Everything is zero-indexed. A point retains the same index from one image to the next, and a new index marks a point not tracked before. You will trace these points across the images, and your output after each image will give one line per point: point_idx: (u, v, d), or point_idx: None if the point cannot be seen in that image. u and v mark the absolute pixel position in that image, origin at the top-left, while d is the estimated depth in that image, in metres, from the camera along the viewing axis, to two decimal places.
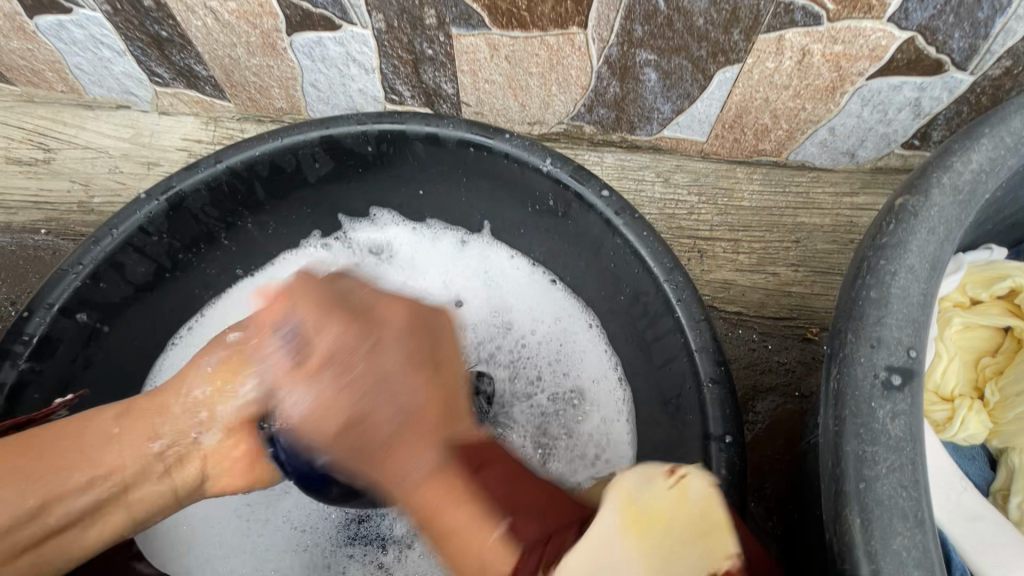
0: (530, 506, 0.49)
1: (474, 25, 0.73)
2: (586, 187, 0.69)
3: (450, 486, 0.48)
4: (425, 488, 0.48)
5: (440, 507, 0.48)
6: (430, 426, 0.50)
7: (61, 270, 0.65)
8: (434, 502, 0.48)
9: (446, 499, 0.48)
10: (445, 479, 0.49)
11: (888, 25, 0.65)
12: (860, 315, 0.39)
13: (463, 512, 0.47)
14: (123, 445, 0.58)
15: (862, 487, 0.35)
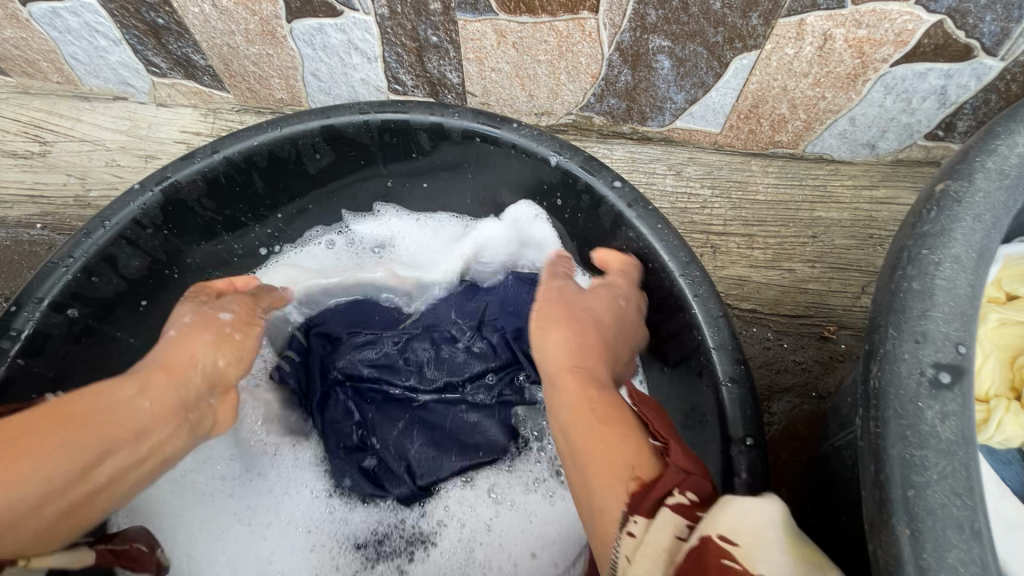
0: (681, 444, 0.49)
1: (480, 10, 0.70)
2: (597, 177, 0.66)
3: (610, 410, 0.51)
4: (583, 401, 0.52)
5: (581, 423, 0.50)
6: (593, 364, 0.57)
7: (52, 263, 0.63)
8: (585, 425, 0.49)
9: (589, 417, 0.50)
10: (612, 409, 0.51)
11: (915, 8, 0.62)
12: (902, 307, 0.37)
13: (619, 440, 0.48)
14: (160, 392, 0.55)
15: (910, 495, 0.32)
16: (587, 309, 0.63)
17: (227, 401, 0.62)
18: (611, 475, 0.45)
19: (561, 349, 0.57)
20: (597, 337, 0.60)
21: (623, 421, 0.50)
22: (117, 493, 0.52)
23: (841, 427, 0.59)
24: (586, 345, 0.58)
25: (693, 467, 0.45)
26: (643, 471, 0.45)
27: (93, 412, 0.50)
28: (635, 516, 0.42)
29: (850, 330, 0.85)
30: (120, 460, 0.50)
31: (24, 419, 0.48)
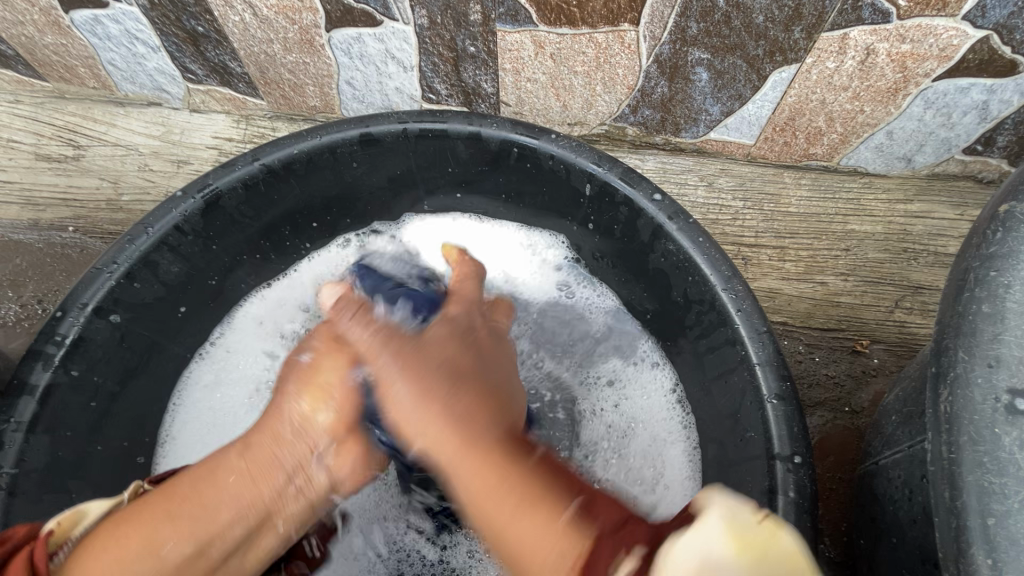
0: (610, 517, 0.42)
1: (520, 21, 0.70)
2: (637, 190, 0.65)
3: (496, 481, 0.44)
4: (485, 490, 0.44)
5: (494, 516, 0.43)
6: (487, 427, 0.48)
7: (95, 269, 0.63)
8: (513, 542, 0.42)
9: (491, 493, 0.43)
10: (510, 474, 0.44)
11: (962, 23, 0.62)
12: (972, 331, 0.36)
13: (522, 521, 0.42)
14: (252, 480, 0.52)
15: (990, 523, 0.32)
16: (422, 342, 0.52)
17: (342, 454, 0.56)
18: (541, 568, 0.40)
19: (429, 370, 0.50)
20: (446, 371, 0.50)
21: (542, 497, 0.42)
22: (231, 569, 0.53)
23: (886, 445, 0.59)
24: (449, 366, 0.50)
25: (625, 518, 0.42)
26: (578, 548, 0.40)
27: (199, 486, 0.51)
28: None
29: (883, 344, 0.84)
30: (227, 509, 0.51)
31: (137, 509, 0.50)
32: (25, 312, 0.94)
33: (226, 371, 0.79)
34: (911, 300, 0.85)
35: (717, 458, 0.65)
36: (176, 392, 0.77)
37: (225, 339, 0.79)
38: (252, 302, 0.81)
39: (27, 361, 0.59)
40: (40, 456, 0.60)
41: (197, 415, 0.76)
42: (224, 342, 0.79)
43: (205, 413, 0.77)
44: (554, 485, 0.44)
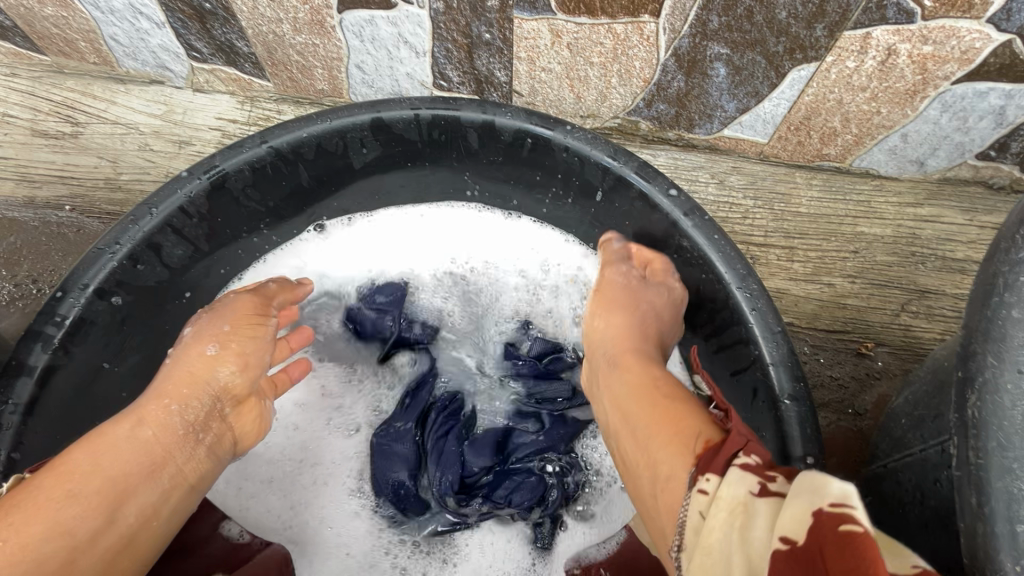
0: (670, 409, 0.50)
1: (539, 9, 0.69)
2: (652, 184, 0.64)
3: (639, 389, 0.54)
4: (616, 382, 0.57)
5: (647, 416, 0.50)
6: (650, 351, 0.60)
7: (96, 249, 0.61)
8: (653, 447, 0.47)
9: (650, 397, 0.52)
10: (672, 393, 0.52)
11: (986, 26, 0.61)
12: (1003, 336, 0.36)
13: (664, 412, 0.49)
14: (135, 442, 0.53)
15: (1018, 530, 0.32)
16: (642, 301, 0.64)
17: (243, 413, 0.62)
18: (676, 448, 0.45)
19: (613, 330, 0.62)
20: (644, 337, 0.62)
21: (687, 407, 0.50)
22: (152, 531, 0.53)
23: (894, 448, 0.59)
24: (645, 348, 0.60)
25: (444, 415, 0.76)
26: (708, 436, 0.45)
27: (97, 454, 0.51)
28: (706, 474, 0.41)
29: (887, 348, 0.84)
30: (139, 496, 0.51)
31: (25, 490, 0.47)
32: (19, 291, 0.92)
33: None
34: (917, 304, 0.85)
35: None
36: None
37: None
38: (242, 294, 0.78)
39: (25, 342, 0.58)
40: (37, 440, 0.58)
41: None
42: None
43: None
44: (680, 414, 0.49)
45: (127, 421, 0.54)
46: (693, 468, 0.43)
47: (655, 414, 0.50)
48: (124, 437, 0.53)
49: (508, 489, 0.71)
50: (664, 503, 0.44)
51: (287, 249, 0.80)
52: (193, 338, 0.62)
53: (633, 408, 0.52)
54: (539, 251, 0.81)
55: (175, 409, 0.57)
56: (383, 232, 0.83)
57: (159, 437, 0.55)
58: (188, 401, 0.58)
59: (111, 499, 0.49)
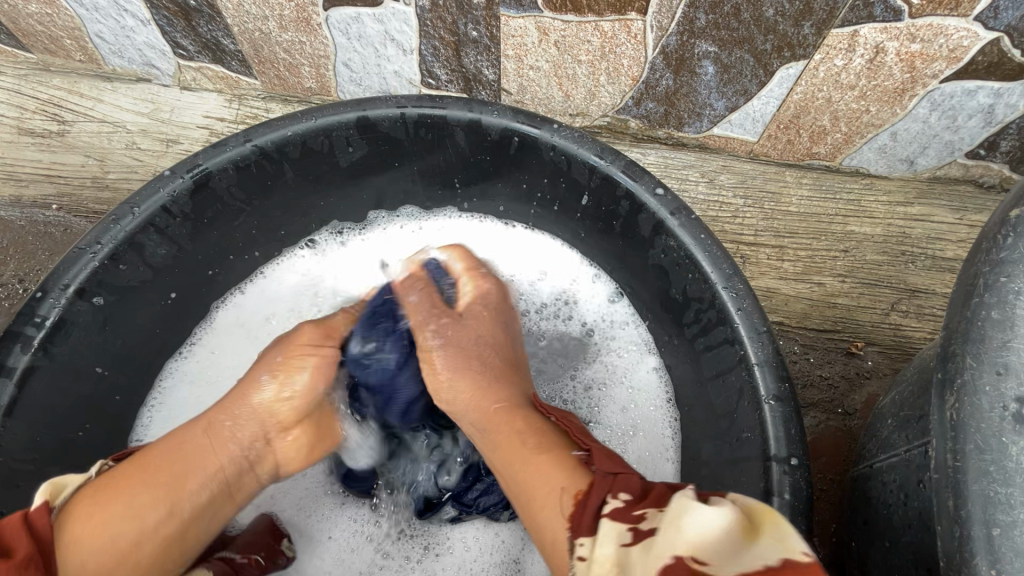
0: (544, 461, 0.51)
1: (525, 6, 0.68)
2: (639, 184, 0.64)
3: (510, 449, 0.54)
4: (488, 443, 0.57)
5: (522, 474, 0.51)
6: (512, 391, 0.61)
7: (78, 249, 0.61)
8: (534, 501, 0.48)
9: (522, 452, 0.53)
10: (537, 440, 0.53)
11: (974, 24, 0.61)
12: (982, 337, 0.36)
13: (539, 466, 0.50)
14: (199, 449, 0.55)
15: (994, 533, 0.32)
16: (485, 330, 0.65)
17: (287, 441, 0.59)
18: (552, 507, 0.47)
19: (473, 391, 0.60)
20: (494, 373, 0.62)
21: (556, 451, 0.52)
22: (197, 533, 0.55)
23: (880, 449, 0.58)
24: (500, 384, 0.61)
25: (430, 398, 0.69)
26: (579, 486, 0.47)
27: (169, 453, 0.54)
28: (580, 537, 0.43)
29: (877, 347, 0.84)
30: (193, 494, 0.53)
31: (105, 482, 0.52)
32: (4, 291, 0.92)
33: (208, 372, 0.76)
34: (907, 304, 0.84)
35: (710, 459, 0.64)
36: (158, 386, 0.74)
37: (204, 341, 0.77)
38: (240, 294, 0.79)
39: (4, 343, 0.57)
40: (16, 442, 0.58)
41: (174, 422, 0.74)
42: (206, 343, 0.77)
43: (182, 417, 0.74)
44: (548, 466, 0.50)
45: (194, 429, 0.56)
46: (571, 525, 0.44)
47: (528, 470, 0.51)
48: (193, 439, 0.56)
49: (479, 492, 0.71)
50: (555, 561, 0.45)
51: (282, 262, 0.81)
52: (259, 359, 0.60)
53: (508, 465, 0.53)
54: (524, 254, 0.81)
55: (230, 426, 0.56)
56: (375, 243, 0.84)
57: (219, 449, 0.56)
58: (239, 419, 0.57)
59: (168, 496, 0.52)
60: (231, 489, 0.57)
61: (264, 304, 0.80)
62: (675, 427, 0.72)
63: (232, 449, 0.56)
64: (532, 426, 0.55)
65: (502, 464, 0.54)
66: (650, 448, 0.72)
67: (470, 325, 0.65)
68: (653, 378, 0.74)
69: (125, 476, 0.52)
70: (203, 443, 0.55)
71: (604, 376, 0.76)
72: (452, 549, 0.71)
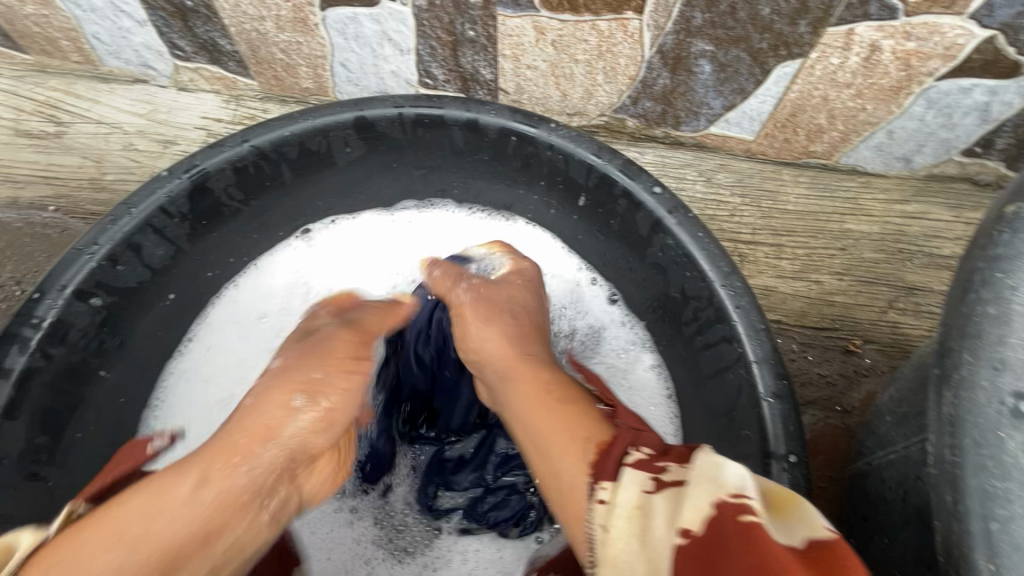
0: (562, 415, 0.50)
1: (522, 6, 0.68)
2: (636, 182, 0.64)
3: (533, 396, 0.54)
4: (510, 391, 0.56)
5: (543, 424, 0.51)
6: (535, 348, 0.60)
7: (75, 250, 0.61)
8: (552, 454, 0.48)
9: (543, 406, 0.52)
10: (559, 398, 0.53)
11: (969, 22, 0.61)
12: (978, 333, 0.36)
13: (557, 418, 0.50)
14: (197, 506, 0.48)
15: (993, 528, 0.32)
16: (505, 298, 0.64)
17: (318, 467, 0.55)
18: (573, 457, 0.46)
19: (500, 337, 0.60)
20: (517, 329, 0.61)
21: (571, 405, 0.51)
22: None
23: (878, 446, 0.59)
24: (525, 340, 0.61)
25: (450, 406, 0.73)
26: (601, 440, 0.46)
27: (151, 515, 0.46)
28: (601, 482, 0.42)
29: (875, 345, 0.84)
30: (189, 565, 0.47)
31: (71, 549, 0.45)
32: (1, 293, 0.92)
33: (205, 370, 0.76)
34: (904, 301, 0.85)
35: None
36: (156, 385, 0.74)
37: (201, 338, 0.77)
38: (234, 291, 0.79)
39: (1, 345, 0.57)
40: (13, 444, 0.58)
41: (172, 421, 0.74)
42: (202, 341, 0.77)
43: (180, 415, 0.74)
44: (570, 421, 0.49)
45: (189, 480, 0.48)
46: (591, 475, 0.44)
47: (545, 419, 0.51)
48: (185, 497, 0.47)
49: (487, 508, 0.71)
50: (571, 509, 0.44)
51: (281, 256, 0.80)
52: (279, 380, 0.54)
53: (527, 415, 0.53)
54: (524, 251, 0.81)
55: (243, 469, 0.50)
56: (364, 236, 0.83)
57: (229, 501, 0.49)
58: (256, 462, 0.50)
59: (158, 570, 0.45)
60: (244, 544, 0.50)
61: (264, 303, 0.79)
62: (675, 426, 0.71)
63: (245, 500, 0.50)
64: (550, 381, 0.55)
65: (519, 415, 0.54)
66: None
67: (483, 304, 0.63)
68: (655, 380, 0.73)
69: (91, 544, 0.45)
70: (205, 498, 0.48)
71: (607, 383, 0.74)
72: (450, 563, 0.71)
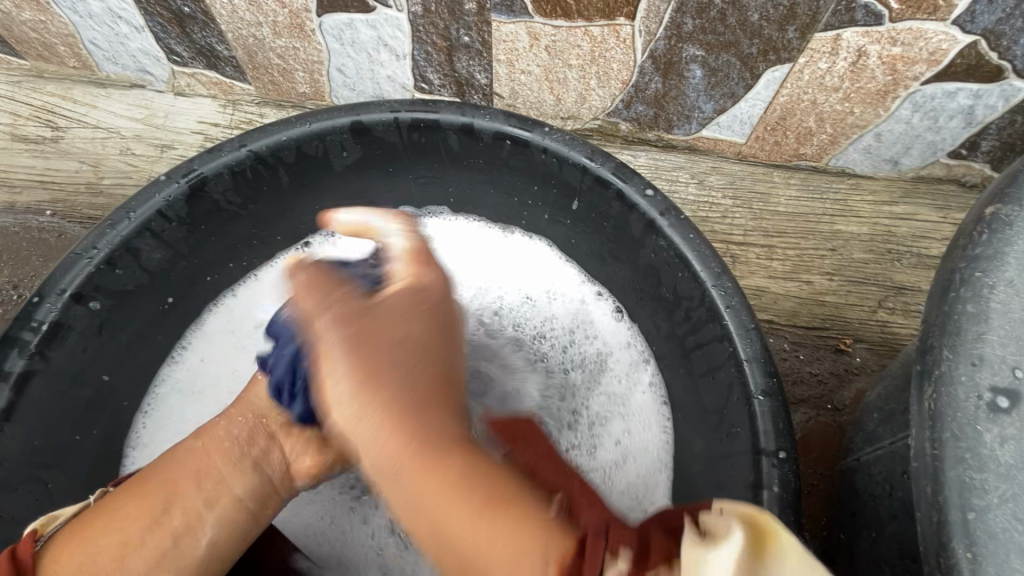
0: (486, 514, 0.40)
1: (516, 12, 0.69)
2: (629, 185, 0.65)
3: (449, 493, 0.41)
4: (406, 480, 0.43)
5: (465, 533, 0.39)
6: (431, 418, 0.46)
7: (74, 254, 0.61)
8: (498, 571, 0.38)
9: (465, 504, 0.40)
10: (486, 485, 0.41)
11: (952, 28, 0.62)
12: (957, 330, 0.37)
13: (488, 524, 0.39)
14: (191, 455, 0.57)
15: (971, 517, 0.33)
16: (397, 318, 0.51)
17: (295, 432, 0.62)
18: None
19: (386, 389, 0.47)
20: (400, 368, 0.48)
21: (492, 494, 0.41)
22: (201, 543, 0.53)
23: (867, 442, 0.60)
24: (409, 386, 0.48)
25: None
26: (560, 547, 0.38)
27: (164, 468, 0.55)
28: None
29: (866, 344, 0.85)
30: (185, 506, 0.54)
31: (106, 502, 0.53)
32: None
33: (196, 378, 0.76)
34: (894, 301, 0.86)
35: (702, 454, 0.65)
36: (150, 393, 0.74)
37: (193, 347, 0.77)
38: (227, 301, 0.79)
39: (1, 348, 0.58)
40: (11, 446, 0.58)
41: (163, 429, 0.73)
42: (193, 349, 0.77)
43: (169, 424, 0.73)
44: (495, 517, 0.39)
45: (188, 440, 0.59)
46: None
47: (465, 529, 0.40)
48: (185, 449, 0.57)
49: None
50: None
51: (278, 262, 0.81)
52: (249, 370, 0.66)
53: (437, 515, 0.41)
54: (520, 260, 0.83)
55: (225, 425, 0.60)
56: (364, 245, 0.84)
57: (213, 451, 0.58)
58: (236, 419, 0.61)
59: (160, 507, 0.53)
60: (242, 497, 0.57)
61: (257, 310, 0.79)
62: (668, 430, 0.72)
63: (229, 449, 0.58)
64: (451, 456, 0.43)
65: (428, 514, 0.41)
66: (642, 455, 0.72)
67: (375, 345, 0.49)
68: (646, 385, 0.74)
69: (96, 516, 0.51)
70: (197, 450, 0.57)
71: (605, 395, 0.75)
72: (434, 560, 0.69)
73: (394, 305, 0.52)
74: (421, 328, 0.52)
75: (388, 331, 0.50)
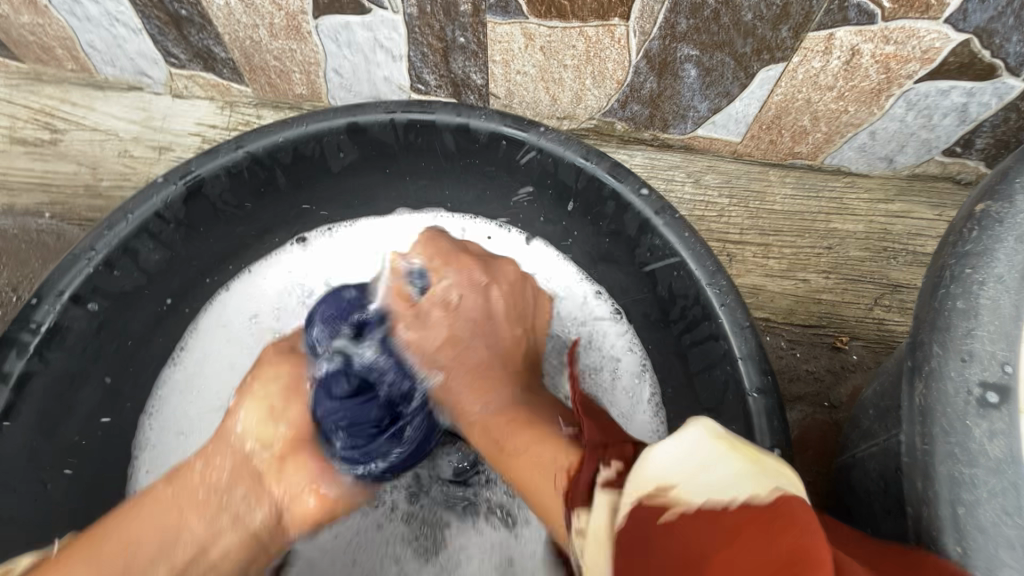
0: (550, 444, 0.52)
1: (511, 13, 0.70)
2: (624, 184, 0.66)
3: (520, 424, 0.56)
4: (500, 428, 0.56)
5: (524, 456, 0.52)
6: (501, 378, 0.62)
7: (72, 255, 0.62)
8: (533, 478, 0.50)
9: (528, 440, 0.53)
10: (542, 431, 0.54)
11: (945, 26, 0.62)
12: (947, 327, 0.37)
13: (530, 453, 0.52)
14: (158, 509, 0.55)
15: (960, 512, 0.34)
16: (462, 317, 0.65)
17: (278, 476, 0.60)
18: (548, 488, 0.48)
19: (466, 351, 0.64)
20: (472, 342, 0.64)
21: (538, 432, 0.54)
22: None
23: (862, 438, 0.60)
24: (490, 359, 0.64)
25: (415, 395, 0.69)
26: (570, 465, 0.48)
27: (126, 527, 0.53)
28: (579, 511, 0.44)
29: (862, 341, 0.86)
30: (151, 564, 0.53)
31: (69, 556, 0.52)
32: None
33: (198, 379, 0.76)
34: (890, 298, 0.86)
35: None
36: (154, 395, 0.75)
37: (193, 348, 0.76)
38: (225, 301, 0.79)
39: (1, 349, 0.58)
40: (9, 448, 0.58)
41: (168, 430, 0.74)
42: (194, 350, 0.77)
43: (175, 425, 0.74)
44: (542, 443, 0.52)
45: (160, 489, 0.56)
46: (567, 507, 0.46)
47: (524, 442, 0.53)
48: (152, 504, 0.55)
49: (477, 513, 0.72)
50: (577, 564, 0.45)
51: (274, 261, 0.81)
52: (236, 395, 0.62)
53: (501, 438, 0.55)
54: (518, 257, 0.82)
55: (199, 472, 0.57)
56: (360, 242, 0.83)
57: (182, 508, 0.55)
58: (211, 465, 0.58)
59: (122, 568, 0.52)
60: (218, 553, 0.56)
61: (258, 308, 0.79)
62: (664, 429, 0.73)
63: (204, 503, 0.56)
64: (529, 411, 0.58)
65: (497, 439, 0.56)
66: None
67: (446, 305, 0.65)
68: (643, 384, 0.75)
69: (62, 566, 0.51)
70: (166, 504, 0.55)
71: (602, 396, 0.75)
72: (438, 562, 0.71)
73: (479, 301, 0.66)
74: (506, 310, 0.67)
75: (459, 287, 0.66)
